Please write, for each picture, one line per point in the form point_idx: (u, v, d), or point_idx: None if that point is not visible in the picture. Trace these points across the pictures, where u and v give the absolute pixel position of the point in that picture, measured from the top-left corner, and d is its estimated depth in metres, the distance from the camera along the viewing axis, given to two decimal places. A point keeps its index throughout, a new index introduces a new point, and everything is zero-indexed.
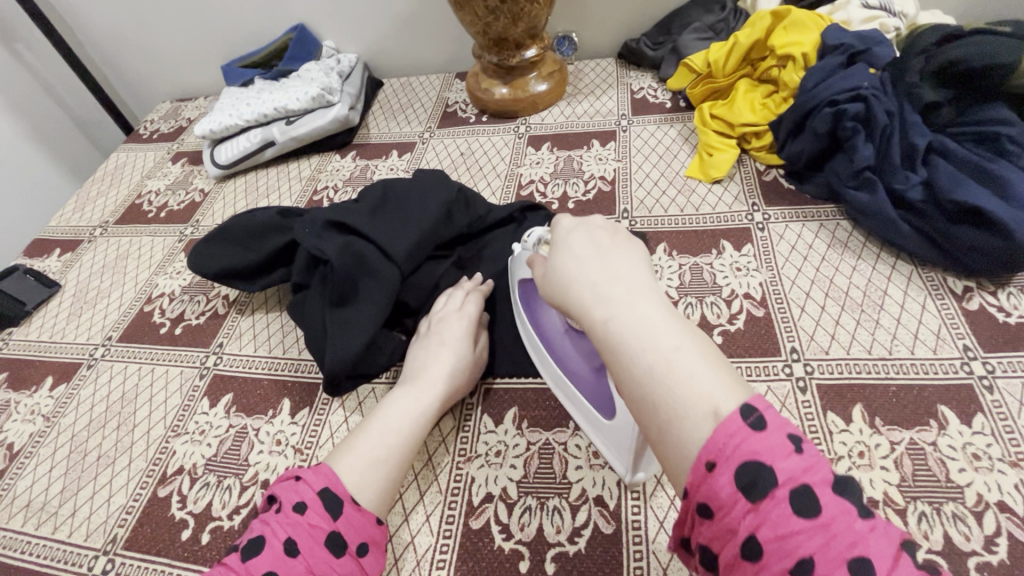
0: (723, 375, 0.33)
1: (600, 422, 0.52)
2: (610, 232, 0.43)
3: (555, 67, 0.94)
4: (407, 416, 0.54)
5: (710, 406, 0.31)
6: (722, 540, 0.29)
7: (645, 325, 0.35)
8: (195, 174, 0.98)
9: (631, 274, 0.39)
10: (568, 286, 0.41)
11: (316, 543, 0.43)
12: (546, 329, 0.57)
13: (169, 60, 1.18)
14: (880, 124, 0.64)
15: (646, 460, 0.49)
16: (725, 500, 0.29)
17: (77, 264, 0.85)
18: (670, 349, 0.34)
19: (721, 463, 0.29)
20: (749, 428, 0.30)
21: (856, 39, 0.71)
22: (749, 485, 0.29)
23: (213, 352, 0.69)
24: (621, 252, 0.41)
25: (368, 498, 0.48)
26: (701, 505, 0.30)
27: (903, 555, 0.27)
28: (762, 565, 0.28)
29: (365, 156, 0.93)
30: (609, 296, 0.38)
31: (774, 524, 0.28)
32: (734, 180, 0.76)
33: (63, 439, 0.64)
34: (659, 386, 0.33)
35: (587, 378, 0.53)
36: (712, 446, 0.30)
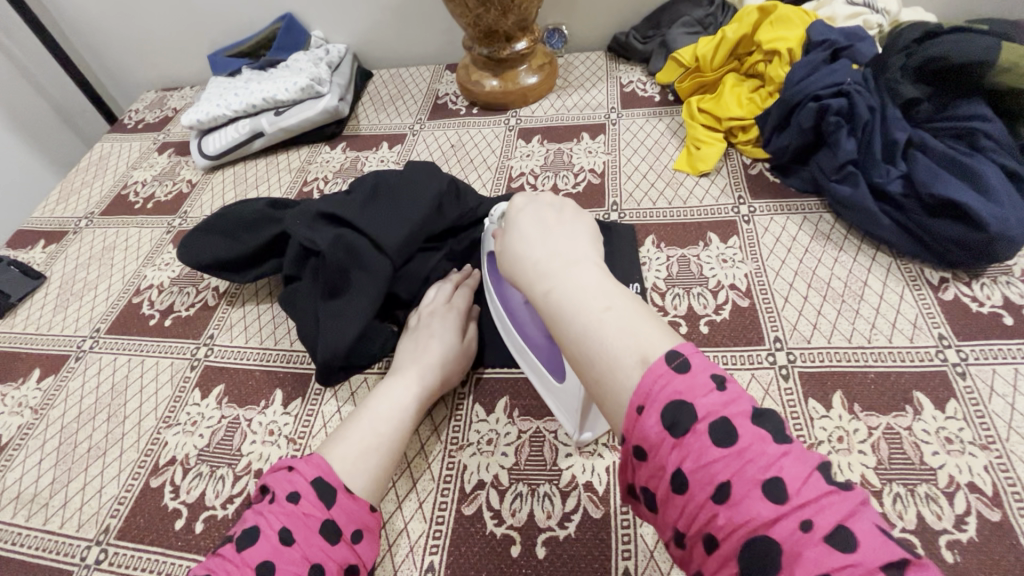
0: (654, 328, 0.36)
1: (553, 386, 0.55)
2: (557, 211, 0.48)
3: (546, 60, 0.94)
4: (399, 405, 0.54)
5: (638, 354, 0.34)
6: (655, 478, 0.32)
7: (579, 290, 0.39)
8: (182, 164, 0.97)
9: (571, 248, 0.43)
10: (516, 263, 0.45)
11: (310, 531, 0.44)
12: (508, 302, 0.60)
13: (154, 48, 1.16)
14: (863, 120, 0.65)
15: (592, 421, 0.53)
16: (654, 439, 0.32)
17: (62, 255, 0.84)
18: (602, 309, 0.37)
19: (648, 405, 0.32)
20: (674, 371, 0.33)
21: (840, 36, 0.73)
22: (672, 423, 0.31)
23: (204, 343, 0.69)
24: (563, 229, 0.45)
25: (361, 485, 0.49)
26: (635, 448, 0.33)
27: (817, 473, 0.29)
28: (689, 495, 0.30)
29: (355, 148, 0.93)
30: (550, 270, 0.42)
31: (696, 455, 0.30)
32: (722, 173, 0.77)
33: (52, 431, 0.64)
34: (593, 343, 0.37)
35: (542, 346, 0.56)
36: (639, 390, 0.33)
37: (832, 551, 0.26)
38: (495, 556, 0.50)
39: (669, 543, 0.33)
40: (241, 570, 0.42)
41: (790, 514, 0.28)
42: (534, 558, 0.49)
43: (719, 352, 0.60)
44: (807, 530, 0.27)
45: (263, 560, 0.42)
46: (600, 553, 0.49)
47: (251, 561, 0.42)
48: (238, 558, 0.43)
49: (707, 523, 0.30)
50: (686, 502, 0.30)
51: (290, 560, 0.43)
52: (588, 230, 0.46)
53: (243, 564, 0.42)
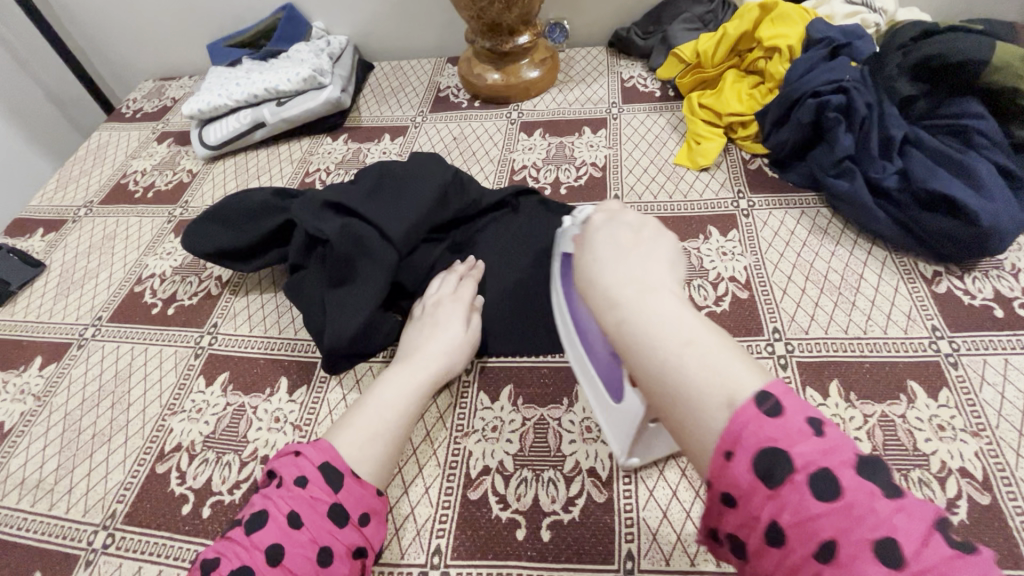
0: (743, 365, 0.35)
1: (609, 403, 0.52)
2: (633, 232, 0.46)
3: (547, 54, 0.95)
4: (405, 392, 0.55)
5: (726, 395, 0.33)
6: (747, 528, 0.31)
7: (657, 320, 0.37)
8: (182, 154, 0.97)
9: (646, 272, 0.42)
10: (589, 286, 0.43)
11: (318, 515, 0.45)
12: (571, 308, 0.56)
13: (152, 37, 1.15)
14: (860, 116, 0.67)
15: (643, 447, 0.50)
16: (746, 488, 0.31)
17: (62, 244, 0.84)
18: (683, 343, 0.36)
19: (737, 450, 0.31)
20: (765, 414, 0.31)
21: (839, 34, 0.74)
22: (766, 473, 0.30)
23: (208, 332, 0.69)
24: (640, 254, 0.43)
25: (367, 470, 0.49)
26: (724, 495, 0.32)
27: (935, 534, 0.27)
28: (787, 549, 0.29)
29: (357, 140, 0.93)
30: (624, 297, 0.40)
31: (794, 508, 0.29)
32: (721, 168, 0.78)
33: (56, 417, 0.64)
34: (674, 379, 0.35)
35: (602, 360, 0.52)
36: (726, 435, 0.32)
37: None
38: (501, 539, 0.51)
39: None
40: (251, 553, 0.43)
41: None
42: (539, 541, 0.50)
43: None
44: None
45: (273, 543, 0.43)
46: (604, 537, 0.50)
47: (261, 544, 0.43)
48: (248, 541, 0.43)
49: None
50: (784, 556, 0.29)
51: (300, 543, 0.43)
52: (666, 253, 0.44)
53: (252, 548, 0.43)
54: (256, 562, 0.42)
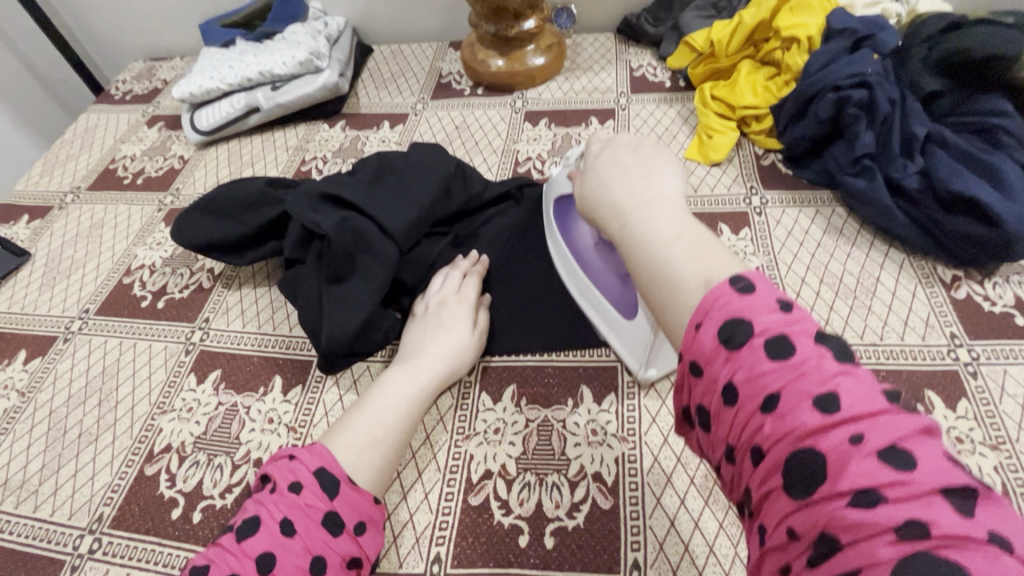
0: (725, 257, 0.35)
1: (621, 323, 0.57)
2: (636, 149, 0.46)
3: (554, 40, 0.91)
4: (405, 394, 0.53)
5: (703, 278, 0.33)
6: (707, 393, 0.31)
7: (654, 221, 0.38)
8: (173, 139, 0.93)
9: (645, 180, 0.42)
10: (593, 201, 0.44)
11: (312, 523, 0.43)
12: (576, 245, 0.60)
13: (142, 16, 1.10)
14: (882, 112, 0.64)
15: (659, 357, 0.55)
16: (710, 353, 0.31)
17: (48, 232, 0.81)
18: (674, 238, 0.37)
19: (706, 320, 0.31)
20: (737, 291, 0.31)
21: (861, 24, 0.71)
22: (728, 337, 0.30)
23: (199, 327, 0.67)
24: (644, 166, 0.44)
25: (366, 477, 0.47)
26: (689, 365, 0.32)
27: (880, 395, 0.27)
28: (738, 408, 0.29)
29: (355, 127, 0.90)
30: (625, 204, 0.41)
31: (747, 367, 0.29)
32: (733, 163, 0.75)
33: (41, 415, 0.61)
34: (661, 269, 0.36)
35: (613, 285, 0.57)
36: (702, 308, 0.32)
37: (883, 466, 0.25)
38: (503, 547, 0.49)
39: (719, 466, 0.32)
40: (241, 561, 0.41)
41: (841, 427, 0.26)
42: (542, 550, 0.48)
43: None
44: (858, 443, 0.25)
45: (264, 551, 0.41)
46: (609, 546, 0.48)
47: (252, 553, 0.41)
48: (238, 549, 0.41)
49: (754, 436, 0.28)
50: (735, 413, 0.29)
51: (292, 552, 0.41)
52: (671, 166, 0.44)
53: (243, 555, 0.41)
54: (246, 571, 0.40)
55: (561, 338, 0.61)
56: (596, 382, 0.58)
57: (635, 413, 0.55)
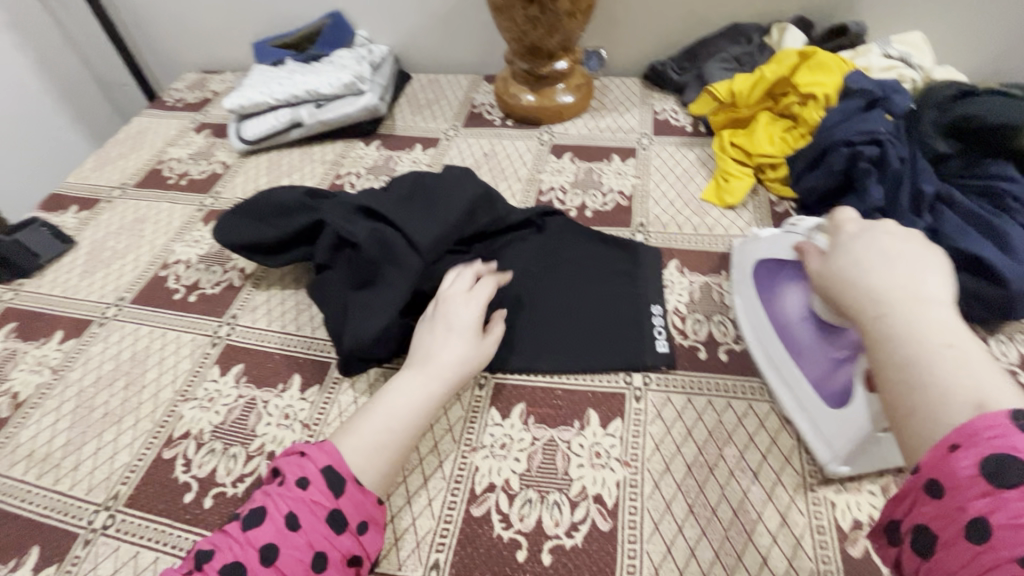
0: (1004, 385, 0.32)
1: (821, 410, 0.53)
2: (904, 237, 0.42)
3: (583, 80, 0.97)
4: (411, 403, 0.54)
5: (976, 400, 0.31)
6: (947, 519, 0.29)
7: (919, 322, 0.35)
8: (218, 146, 0.99)
9: (919, 274, 0.38)
10: (840, 280, 0.41)
11: (317, 518, 0.45)
12: (775, 315, 0.59)
13: (200, 32, 1.19)
14: (892, 169, 0.67)
15: (860, 456, 0.50)
16: (962, 481, 0.29)
17: (93, 222, 0.86)
18: (944, 345, 0.34)
19: (966, 445, 0.29)
20: (1020, 428, 0.28)
21: (877, 86, 0.74)
22: (996, 471, 0.28)
23: (226, 322, 0.70)
24: (908, 253, 0.40)
25: (371, 478, 0.49)
26: (930, 482, 0.30)
27: None
28: (990, 551, 0.27)
29: (390, 147, 0.95)
30: (885, 297, 0.38)
31: (1014, 513, 0.27)
32: (748, 208, 0.78)
33: (70, 393, 0.64)
34: (918, 374, 0.33)
35: (818, 365, 0.54)
36: (962, 431, 0.30)
37: None
38: (499, 560, 0.50)
39: None
40: (245, 549, 0.43)
41: None
42: (539, 565, 0.49)
43: (736, 382, 0.60)
44: None
45: (267, 542, 0.43)
46: (605, 566, 0.49)
47: (256, 542, 0.43)
48: (243, 537, 0.43)
49: None
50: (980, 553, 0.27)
51: (295, 545, 0.43)
52: (941, 263, 0.39)
53: (247, 544, 0.43)
54: (249, 559, 0.42)
55: (570, 359, 0.63)
56: (604, 407, 0.59)
57: (639, 438, 0.57)
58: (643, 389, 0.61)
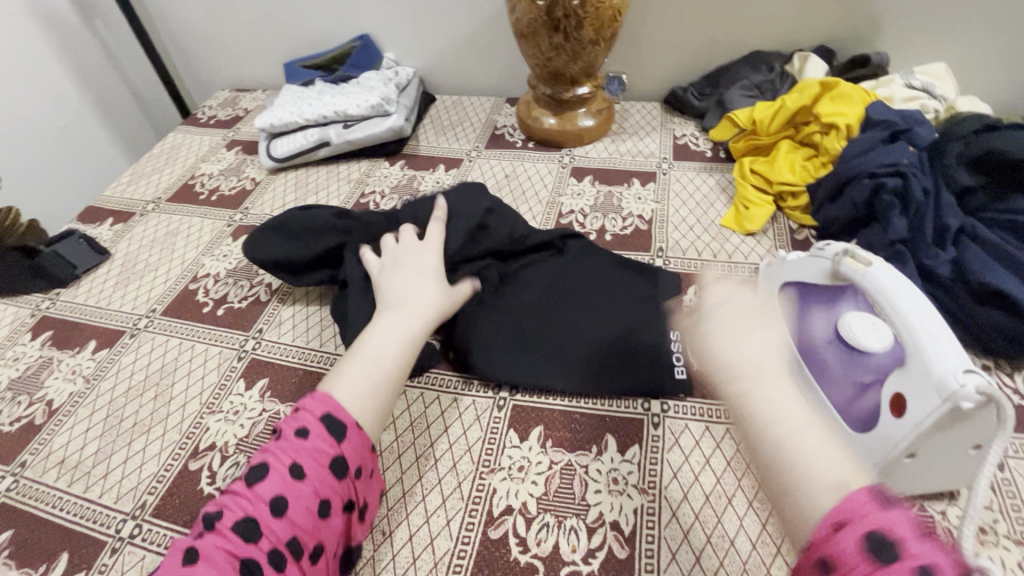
0: (845, 461, 0.35)
1: (846, 433, 0.52)
2: (750, 308, 0.44)
3: (604, 105, 0.98)
4: (396, 341, 0.55)
5: (831, 484, 0.34)
6: None
7: (773, 400, 0.39)
8: (248, 163, 1.02)
9: (767, 350, 0.41)
10: (706, 358, 0.43)
11: (321, 465, 0.45)
12: (801, 336, 0.60)
13: (234, 52, 1.23)
14: (916, 201, 0.67)
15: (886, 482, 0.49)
16: (850, 559, 0.30)
17: (128, 235, 0.89)
18: (794, 428, 0.37)
19: (847, 525, 0.32)
20: (876, 505, 0.32)
21: (899, 118, 0.74)
22: (876, 548, 0.30)
23: (252, 337, 0.72)
24: (740, 326, 0.43)
25: (372, 421, 0.50)
26: (823, 562, 0.32)
27: None
28: None
29: (413, 167, 0.97)
30: (739, 375, 0.40)
31: None
32: (768, 235, 0.79)
33: (102, 401, 0.66)
34: (784, 460, 0.36)
35: (845, 387, 0.54)
36: (840, 507, 0.33)
37: None
38: None
39: None
40: (254, 504, 0.43)
41: None
42: None
43: None
44: None
45: (276, 494, 0.43)
46: None
47: (264, 496, 0.43)
48: (249, 494, 0.43)
49: None
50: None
51: (302, 494, 0.44)
52: (780, 334, 0.43)
53: (254, 499, 0.43)
54: (260, 513, 0.42)
55: (587, 381, 0.63)
56: (622, 432, 0.60)
57: (658, 466, 0.57)
58: (662, 415, 0.61)
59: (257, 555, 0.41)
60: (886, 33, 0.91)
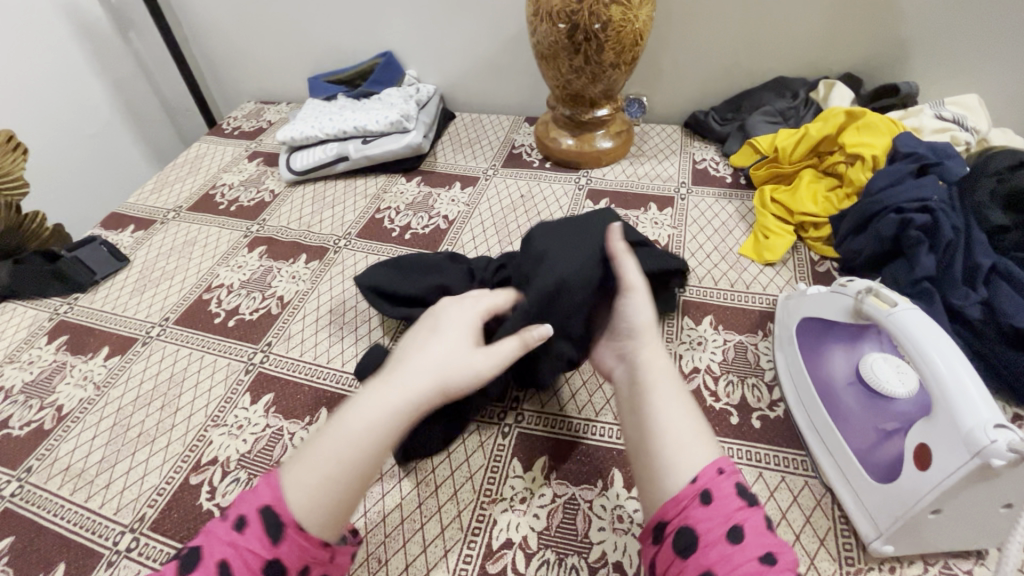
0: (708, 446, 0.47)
1: (865, 481, 0.50)
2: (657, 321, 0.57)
3: (624, 127, 0.98)
4: (377, 426, 0.45)
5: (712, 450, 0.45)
6: (714, 523, 0.40)
7: (653, 363, 0.52)
8: (268, 174, 1.04)
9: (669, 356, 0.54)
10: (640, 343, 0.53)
11: (250, 572, 0.39)
12: (820, 376, 0.58)
13: (261, 66, 1.26)
14: (945, 238, 0.64)
15: (908, 537, 0.46)
16: (725, 495, 0.41)
17: (148, 243, 0.91)
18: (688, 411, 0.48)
19: (727, 470, 0.43)
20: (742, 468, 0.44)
21: (928, 150, 0.72)
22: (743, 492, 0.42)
23: (261, 350, 0.72)
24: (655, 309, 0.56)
25: (317, 519, 0.42)
26: (703, 493, 0.42)
27: None
28: (742, 546, 0.39)
29: (430, 183, 0.98)
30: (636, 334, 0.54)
31: (753, 520, 0.40)
32: (788, 266, 0.76)
33: (110, 409, 0.67)
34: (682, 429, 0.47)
35: (864, 433, 0.52)
36: (721, 461, 0.44)
37: None
38: None
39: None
40: None
41: None
42: None
43: (768, 451, 0.57)
44: None
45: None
46: None
47: None
48: None
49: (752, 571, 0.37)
50: (735, 552, 0.38)
51: None
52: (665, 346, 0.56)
53: None
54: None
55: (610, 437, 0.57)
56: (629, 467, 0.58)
57: None
58: None
59: None
60: (917, 63, 0.89)
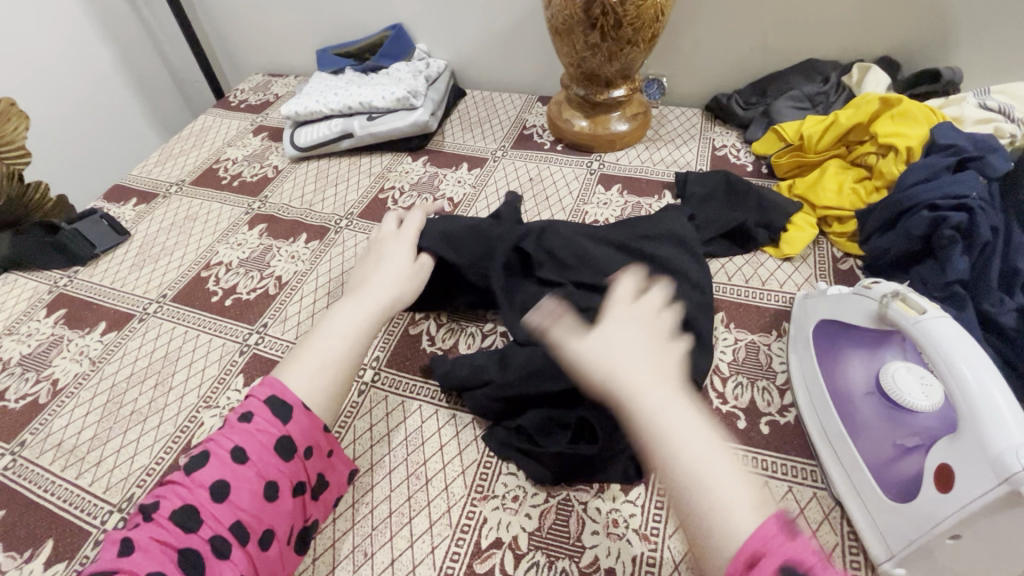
0: (749, 489, 0.35)
1: (880, 499, 0.47)
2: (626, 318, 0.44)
3: (640, 109, 0.93)
4: (348, 324, 0.55)
5: (754, 500, 0.35)
6: None
7: (657, 402, 0.38)
8: (273, 150, 1.01)
9: (654, 362, 0.41)
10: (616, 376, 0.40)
11: (264, 448, 0.45)
12: (838, 382, 0.54)
13: (271, 39, 1.23)
14: (982, 240, 0.59)
15: (923, 561, 0.44)
16: None
17: (148, 217, 0.89)
18: (699, 448, 0.36)
19: (766, 558, 0.32)
20: (785, 531, 0.33)
21: (970, 142, 0.67)
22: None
23: (256, 330, 0.70)
24: (648, 325, 0.44)
25: (321, 401, 0.49)
26: None
27: None
28: None
29: (436, 163, 0.94)
30: (616, 390, 0.40)
31: None
32: (808, 262, 0.72)
33: (104, 386, 0.66)
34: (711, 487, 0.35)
35: (885, 448, 0.49)
36: (758, 536, 0.32)
37: None
38: None
39: None
40: (194, 491, 0.43)
41: None
42: None
43: (776, 459, 0.54)
44: None
45: (216, 480, 0.43)
46: None
47: (204, 482, 0.43)
48: (188, 481, 0.43)
49: None
50: None
51: (245, 478, 0.44)
52: (665, 343, 0.43)
53: (194, 486, 0.43)
54: (199, 500, 0.42)
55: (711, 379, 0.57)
56: None
57: (663, 511, 0.52)
58: None
59: (196, 542, 0.41)
60: (963, 47, 0.82)
